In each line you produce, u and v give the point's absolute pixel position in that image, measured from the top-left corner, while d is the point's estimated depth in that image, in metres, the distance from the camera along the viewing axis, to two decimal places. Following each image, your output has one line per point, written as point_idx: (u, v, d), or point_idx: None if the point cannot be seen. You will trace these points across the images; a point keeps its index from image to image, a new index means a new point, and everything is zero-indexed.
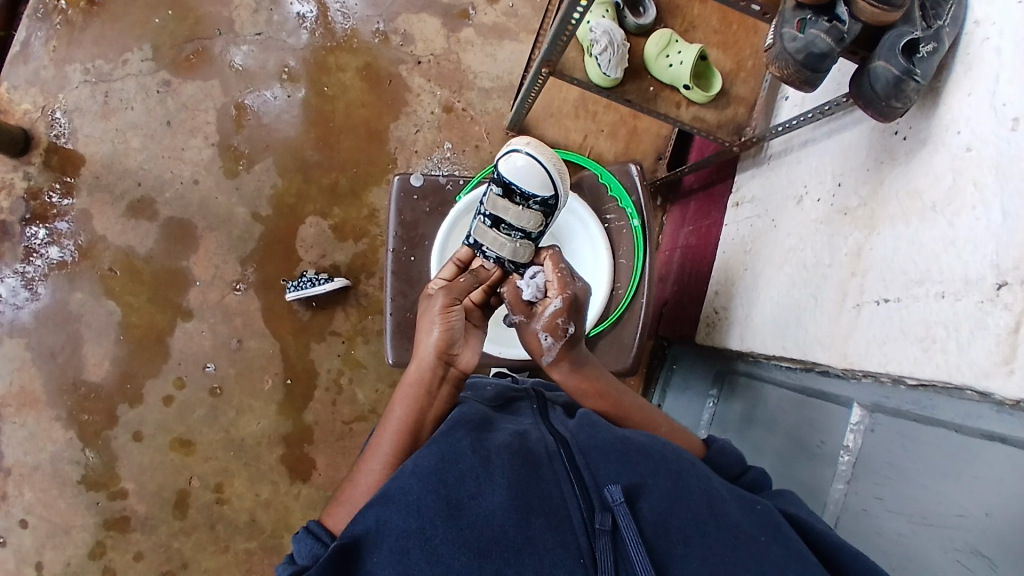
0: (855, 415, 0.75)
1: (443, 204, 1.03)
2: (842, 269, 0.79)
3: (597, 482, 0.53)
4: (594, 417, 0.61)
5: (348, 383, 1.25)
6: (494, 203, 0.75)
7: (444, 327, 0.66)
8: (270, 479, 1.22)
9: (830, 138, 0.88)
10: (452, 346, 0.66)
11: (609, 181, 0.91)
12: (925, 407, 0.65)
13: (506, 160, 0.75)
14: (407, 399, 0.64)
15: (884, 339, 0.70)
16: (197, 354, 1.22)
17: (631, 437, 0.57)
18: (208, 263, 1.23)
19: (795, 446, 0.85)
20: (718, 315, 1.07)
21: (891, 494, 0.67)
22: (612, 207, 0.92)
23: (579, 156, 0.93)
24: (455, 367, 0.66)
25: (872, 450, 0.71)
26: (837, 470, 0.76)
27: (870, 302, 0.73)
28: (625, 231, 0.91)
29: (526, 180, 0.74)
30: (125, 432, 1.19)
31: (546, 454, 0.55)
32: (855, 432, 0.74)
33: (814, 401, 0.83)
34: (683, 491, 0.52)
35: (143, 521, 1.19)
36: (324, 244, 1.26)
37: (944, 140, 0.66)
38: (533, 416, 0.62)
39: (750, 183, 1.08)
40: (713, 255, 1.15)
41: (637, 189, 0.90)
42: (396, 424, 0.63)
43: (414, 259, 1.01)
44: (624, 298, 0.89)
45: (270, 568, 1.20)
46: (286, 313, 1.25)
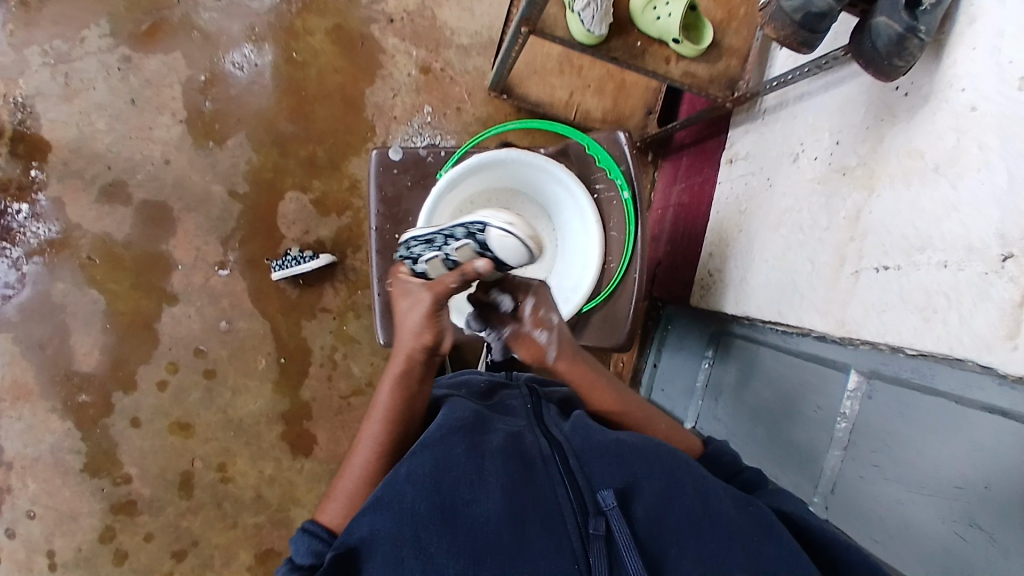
0: (852, 381, 0.75)
1: (425, 177, 1.01)
2: (840, 233, 0.78)
3: (591, 485, 0.53)
4: (588, 418, 0.61)
5: (343, 358, 1.25)
6: (464, 252, 0.63)
7: (433, 323, 0.64)
8: (272, 455, 1.24)
9: (826, 95, 0.84)
10: (439, 340, 0.65)
11: (598, 152, 0.88)
12: (922, 374, 0.65)
13: (496, 236, 0.59)
14: (394, 386, 0.63)
15: (884, 307, 0.69)
16: (187, 338, 1.21)
17: (625, 439, 0.57)
18: (190, 244, 1.20)
19: (792, 410, 0.86)
20: (711, 278, 1.06)
21: (889, 463, 0.68)
22: (600, 176, 0.89)
23: (566, 126, 0.89)
24: (440, 356, 0.66)
25: (868, 418, 0.72)
26: (834, 436, 0.77)
27: (868, 268, 0.72)
28: (617, 203, 0.88)
29: (506, 257, 0.60)
30: (122, 418, 1.19)
31: (539, 455, 0.55)
32: (853, 399, 0.75)
33: (811, 366, 0.82)
34: (676, 491, 0.53)
35: (149, 503, 1.20)
36: (306, 220, 1.23)
37: (946, 98, 0.63)
38: (527, 414, 0.62)
39: (744, 139, 1.05)
40: (707, 215, 1.12)
41: (628, 160, 0.87)
42: (383, 414, 0.63)
43: (398, 236, 1.00)
44: (617, 272, 0.88)
45: (280, 539, 1.24)
46: (274, 292, 1.23)
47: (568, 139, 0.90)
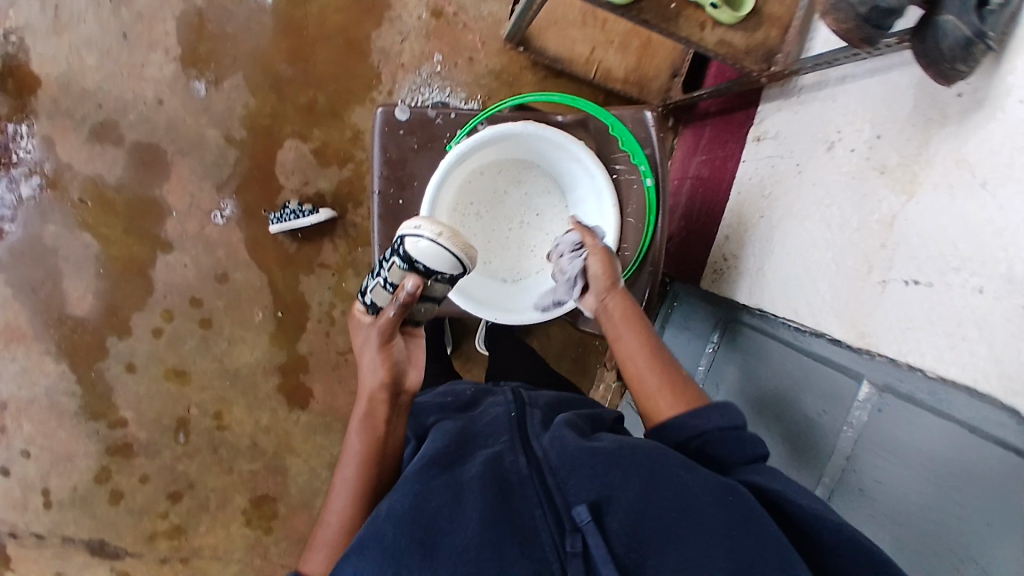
0: (863, 391, 0.74)
1: (431, 141, 0.95)
2: (871, 237, 0.74)
3: (568, 503, 0.53)
4: (567, 426, 0.61)
5: (341, 314, 1.24)
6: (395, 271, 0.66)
7: (383, 359, 0.63)
8: (269, 406, 1.24)
9: (868, 80, 0.78)
10: (401, 375, 0.64)
11: (622, 133, 0.82)
12: (937, 398, 0.63)
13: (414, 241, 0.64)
14: (361, 428, 0.62)
15: (908, 324, 0.67)
16: (182, 287, 1.18)
17: (599, 446, 0.57)
18: (183, 190, 1.16)
19: (798, 409, 0.86)
20: (726, 262, 1.03)
21: (895, 480, 0.68)
22: (621, 156, 0.83)
23: (589, 102, 0.83)
24: (406, 394, 0.64)
25: (877, 430, 0.72)
26: (838, 444, 0.77)
27: (897, 280, 0.69)
28: (638, 189, 0.83)
29: (433, 261, 0.64)
30: (117, 363, 1.19)
31: (519, 477, 0.55)
32: (861, 409, 0.74)
33: (821, 368, 0.81)
34: (650, 496, 0.52)
35: (146, 446, 1.21)
36: (305, 170, 1.19)
37: (1001, 106, 0.58)
38: (509, 427, 0.62)
39: (775, 116, 0.98)
40: (727, 193, 1.07)
41: (653, 143, 0.83)
42: (355, 457, 0.61)
43: (401, 202, 0.95)
44: (631, 262, 0.84)
45: (275, 485, 1.27)
46: (271, 244, 1.20)
47: (591, 116, 0.84)
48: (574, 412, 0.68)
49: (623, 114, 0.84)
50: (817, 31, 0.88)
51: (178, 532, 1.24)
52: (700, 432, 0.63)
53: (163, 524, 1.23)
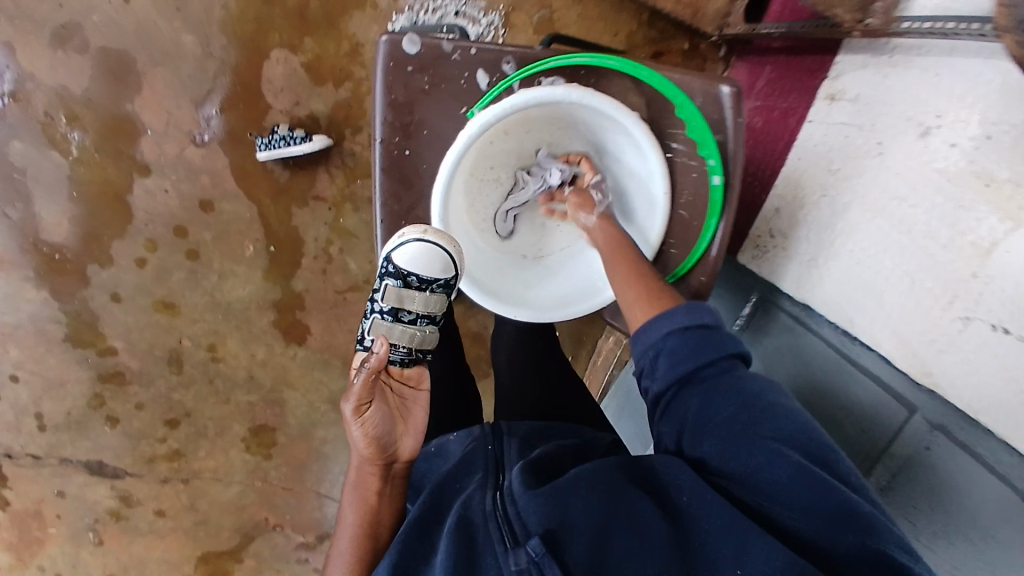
0: (915, 425, 0.69)
1: (443, 81, 0.73)
2: (960, 261, 0.63)
3: (524, 530, 0.51)
4: (538, 464, 0.59)
5: (339, 252, 1.14)
6: (389, 296, 0.76)
7: (365, 431, 0.61)
8: (264, 340, 1.19)
9: (978, 59, 0.63)
10: (390, 443, 0.63)
11: (691, 117, 0.68)
12: (998, 459, 0.60)
13: (400, 253, 0.73)
14: (354, 501, 0.60)
15: (986, 378, 0.60)
16: (166, 216, 1.09)
17: (565, 478, 0.55)
18: (159, 106, 1.05)
19: (833, 415, 0.82)
20: (771, 239, 0.92)
21: (933, 518, 0.68)
22: (680, 133, 0.69)
23: (654, 73, 0.68)
24: (398, 462, 0.64)
25: (922, 465, 0.69)
26: (877, 465, 0.75)
27: (983, 323, 0.60)
28: (700, 181, 0.70)
29: (425, 268, 0.73)
30: (102, 293, 1.12)
31: (480, 517, 0.54)
32: (910, 440, 0.70)
33: (870, 385, 0.75)
34: (610, 526, 0.52)
35: (139, 375, 1.18)
36: (296, 88, 1.06)
37: None
38: (484, 463, 0.61)
39: (858, 74, 0.81)
40: (783, 156, 0.92)
41: (727, 131, 0.67)
42: (351, 530, 0.59)
43: (408, 153, 0.75)
44: (680, 264, 0.72)
45: (274, 417, 1.24)
46: (260, 172, 1.09)
47: (656, 89, 0.69)
48: (559, 443, 0.65)
49: (692, 85, 0.68)
50: None
51: (176, 456, 1.24)
52: (662, 335, 0.63)
53: (161, 448, 1.23)
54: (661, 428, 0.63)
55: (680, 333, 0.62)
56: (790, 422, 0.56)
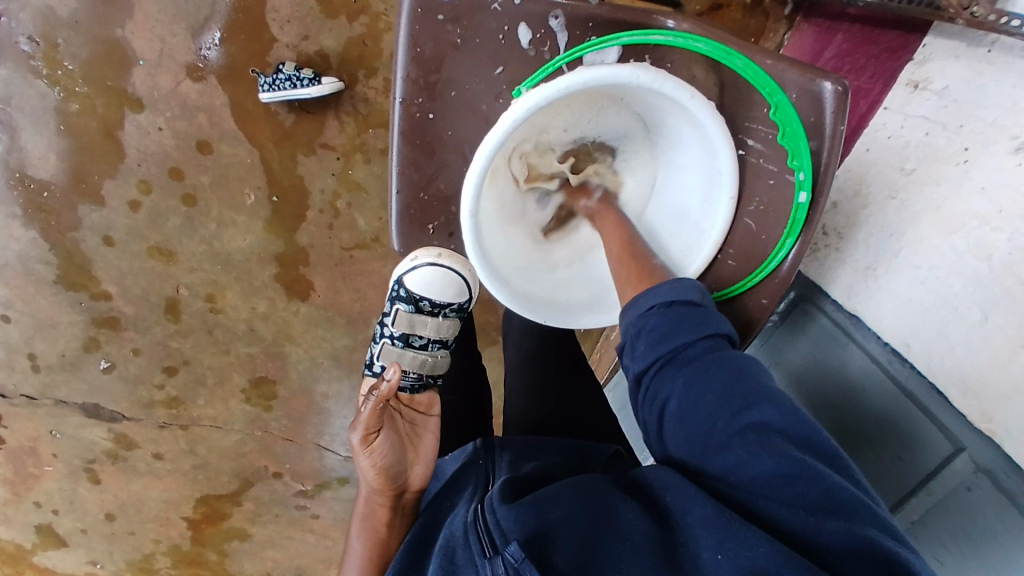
0: (958, 462, 0.62)
1: (477, 34, 0.62)
2: None
3: (501, 538, 0.46)
4: (529, 475, 0.54)
5: (347, 207, 1.05)
6: (401, 319, 0.79)
7: (370, 459, 0.58)
8: (266, 294, 1.12)
9: None
10: (399, 471, 0.60)
11: (787, 120, 0.58)
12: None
13: (411, 277, 0.76)
14: (361, 530, 0.58)
15: None
16: (159, 156, 1.00)
17: (546, 491, 0.50)
18: (150, 33, 0.94)
19: (857, 432, 0.74)
20: (824, 237, 0.82)
21: (968, 557, 0.61)
22: (761, 132, 0.60)
23: (751, 63, 0.58)
24: (410, 490, 0.61)
25: (959, 505, 0.62)
26: (908, 493, 0.68)
27: None
28: (777, 189, 0.60)
29: (437, 293, 0.77)
30: (93, 235, 1.04)
31: (463, 534, 0.49)
32: (947, 476, 0.63)
33: (908, 411, 0.67)
34: (595, 539, 0.46)
35: (134, 321, 1.12)
36: (305, 20, 0.94)
37: None
38: (475, 479, 0.56)
39: (949, 63, 0.68)
40: (846, 146, 0.81)
41: (824, 139, 0.57)
42: (358, 561, 0.57)
43: (433, 118, 0.65)
44: (739, 281, 0.64)
45: (274, 371, 1.18)
46: (262, 113, 0.99)
47: (747, 82, 0.59)
48: (556, 455, 0.60)
49: (786, 75, 0.57)
50: None
51: (175, 402, 1.19)
52: (647, 310, 0.57)
53: (160, 394, 1.18)
54: (644, 418, 0.56)
55: (662, 310, 0.56)
56: (776, 405, 0.48)
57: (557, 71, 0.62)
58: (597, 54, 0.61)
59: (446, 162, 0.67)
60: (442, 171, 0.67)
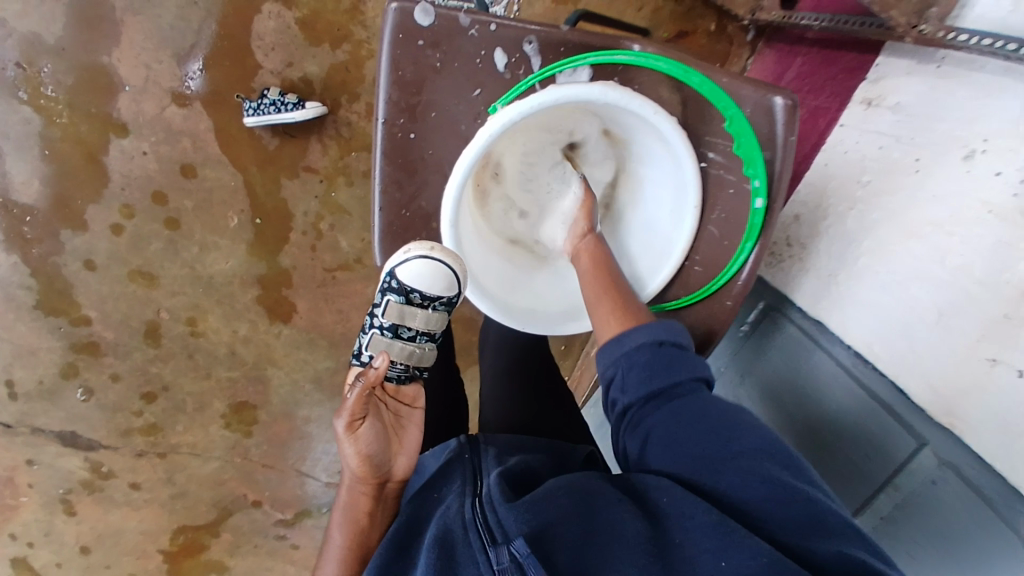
0: (922, 457, 0.64)
1: (456, 58, 0.64)
2: (994, 300, 0.58)
3: (505, 533, 0.47)
4: (518, 469, 0.55)
5: (329, 228, 1.07)
6: (391, 311, 0.76)
7: (355, 447, 0.57)
8: (247, 317, 1.12)
9: None
10: (383, 462, 0.58)
11: (741, 131, 0.61)
12: (1012, 515, 0.56)
13: (403, 268, 0.71)
14: (341, 521, 0.56)
15: (1008, 424, 0.55)
16: (142, 180, 1.01)
17: (543, 489, 0.51)
18: (136, 58, 0.96)
19: (827, 438, 0.77)
20: (788, 248, 0.86)
21: (935, 554, 0.64)
22: (719, 143, 0.63)
23: (706, 80, 0.61)
24: (392, 481, 0.59)
25: (926, 500, 0.64)
26: (874, 494, 0.70)
27: (1010, 365, 0.56)
28: (737, 198, 0.63)
29: (428, 286, 0.72)
30: (74, 259, 1.04)
31: (459, 527, 0.49)
32: (911, 471, 0.66)
33: (871, 409, 0.70)
34: (594, 541, 0.47)
35: (114, 347, 1.10)
36: (290, 46, 0.97)
37: None
38: (462, 474, 0.55)
39: (903, 81, 0.73)
40: (808, 161, 0.86)
41: (777, 148, 0.60)
42: (338, 553, 0.54)
43: (414, 137, 0.67)
44: (703, 285, 0.66)
45: (255, 395, 1.18)
46: (246, 137, 1.01)
47: (705, 98, 0.62)
48: (538, 452, 0.61)
49: (741, 91, 0.60)
50: None
51: (154, 429, 1.17)
52: (636, 346, 0.58)
53: (138, 421, 1.16)
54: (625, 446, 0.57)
55: (652, 348, 0.57)
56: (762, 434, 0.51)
57: (529, 89, 0.65)
58: (569, 73, 0.64)
59: (426, 180, 0.69)
60: (423, 193, 0.69)
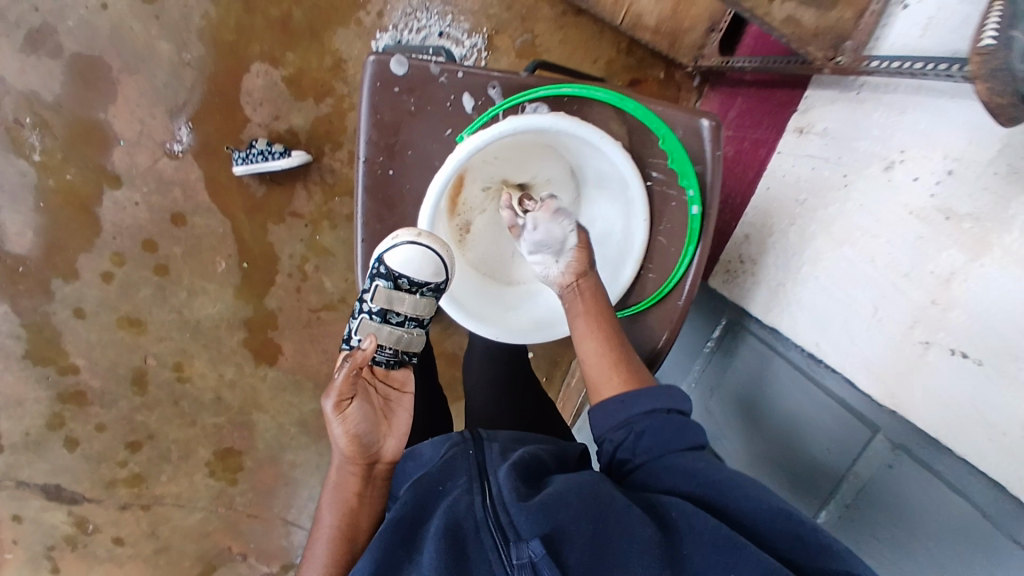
0: (876, 443, 0.69)
1: (429, 103, 0.72)
2: (922, 290, 0.64)
3: (518, 535, 0.49)
4: (524, 462, 0.56)
5: (315, 270, 1.12)
6: (379, 296, 0.74)
7: (345, 427, 0.59)
8: (233, 361, 1.14)
9: (944, 95, 0.65)
10: (372, 444, 0.61)
11: (673, 148, 0.69)
12: (960, 479, 0.60)
13: (391, 254, 0.70)
14: (333, 502, 0.58)
15: (946, 400, 0.60)
16: (134, 229, 1.06)
17: (554, 491, 0.52)
18: (131, 115, 1.02)
19: (796, 438, 0.82)
20: (741, 264, 0.93)
21: (896, 536, 0.68)
22: (658, 162, 0.70)
23: (640, 105, 0.69)
24: (382, 462, 0.61)
25: (883, 484, 0.69)
26: (839, 484, 0.75)
27: (942, 346, 0.61)
28: (678, 210, 0.70)
29: (416, 272, 0.71)
30: (64, 308, 1.07)
31: (471, 523, 0.51)
32: (870, 458, 0.70)
33: (830, 404, 0.76)
34: (603, 542, 0.50)
35: (101, 395, 1.12)
36: (277, 101, 1.04)
37: None
38: (467, 467, 0.56)
39: (826, 109, 0.82)
40: (753, 185, 0.94)
41: (706, 163, 0.69)
42: (329, 533, 0.57)
43: (393, 173, 0.73)
44: (654, 289, 0.72)
45: (241, 441, 1.18)
46: (235, 186, 1.07)
47: (642, 124, 0.69)
48: (540, 445, 0.62)
49: (674, 117, 0.69)
50: (895, 21, 0.70)
51: (138, 480, 1.17)
52: (644, 412, 0.61)
53: (122, 472, 1.16)
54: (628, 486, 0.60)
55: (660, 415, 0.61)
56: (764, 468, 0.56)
57: (494, 119, 0.72)
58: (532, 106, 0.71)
59: (405, 213, 0.75)
60: (401, 226, 0.75)
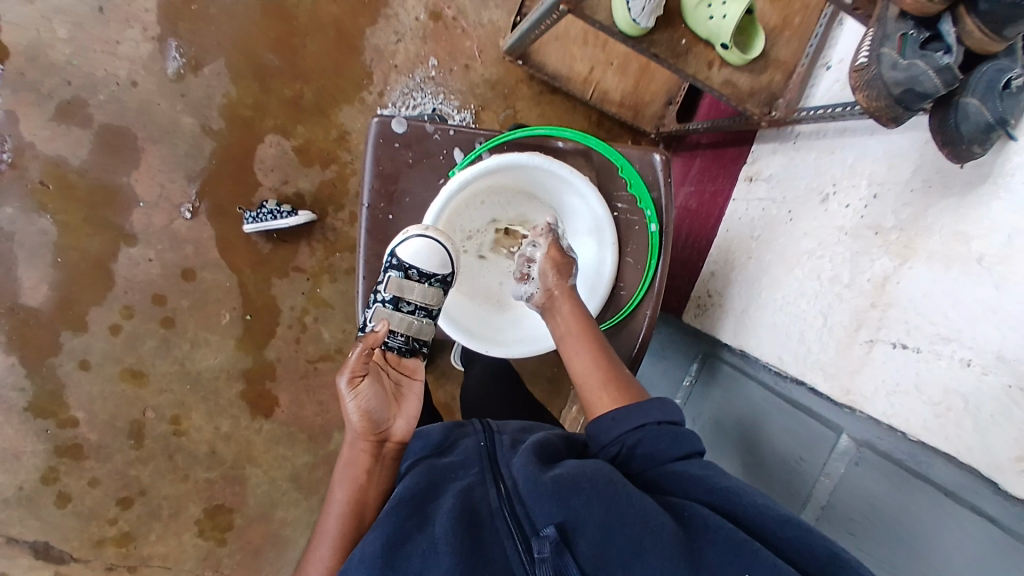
0: (843, 443, 0.75)
1: (425, 156, 0.83)
2: (862, 296, 0.73)
3: (533, 527, 0.54)
4: (537, 449, 0.61)
5: (313, 321, 1.19)
6: (391, 286, 0.79)
7: (357, 400, 0.65)
8: (230, 413, 1.18)
9: (864, 136, 0.78)
10: (382, 423, 0.66)
11: (632, 177, 0.81)
12: (919, 462, 0.66)
13: (403, 247, 0.78)
14: (346, 478, 0.63)
15: (894, 388, 0.67)
16: (145, 283, 1.13)
17: (564, 473, 0.56)
18: (152, 180, 1.13)
19: (773, 453, 0.87)
20: (710, 298, 1.02)
21: (867, 531, 0.71)
22: (623, 194, 0.82)
23: (600, 141, 0.80)
24: (391, 441, 0.67)
25: (852, 482, 0.74)
26: (814, 491, 0.79)
27: (885, 342, 0.69)
28: (641, 232, 0.82)
29: (426, 263, 0.78)
30: (70, 360, 1.11)
31: (488, 511, 0.56)
32: (839, 459, 0.76)
33: (799, 414, 0.82)
34: (616, 520, 0.53)
35: (97, 449, 1.13)
36: (286, 167, 1.16)
37: (998, 186, 0.59)
38: (479, 461, 0.61)
39: (770, 158, 0.95)
40: (714, 229, 1.06)
41: (660, 189, 0.81)
42: (341, 509, 0.61)
43: (392, 217, 0.83)
44: (628, 304, 0.82)
45: (233, 496, 1.19)
46: (242, 244, 1.15)
47: (610, 164, 0.82)
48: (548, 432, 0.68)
49: (631, 154, 0.82)
50: (818, 83, 0.85)
51: (126, 538, 1.15)
52: (638, 425, 0.64)
53: (111, 530, 1.15)
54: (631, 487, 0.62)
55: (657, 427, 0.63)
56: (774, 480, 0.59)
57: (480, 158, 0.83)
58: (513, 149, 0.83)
59: None
60: None
